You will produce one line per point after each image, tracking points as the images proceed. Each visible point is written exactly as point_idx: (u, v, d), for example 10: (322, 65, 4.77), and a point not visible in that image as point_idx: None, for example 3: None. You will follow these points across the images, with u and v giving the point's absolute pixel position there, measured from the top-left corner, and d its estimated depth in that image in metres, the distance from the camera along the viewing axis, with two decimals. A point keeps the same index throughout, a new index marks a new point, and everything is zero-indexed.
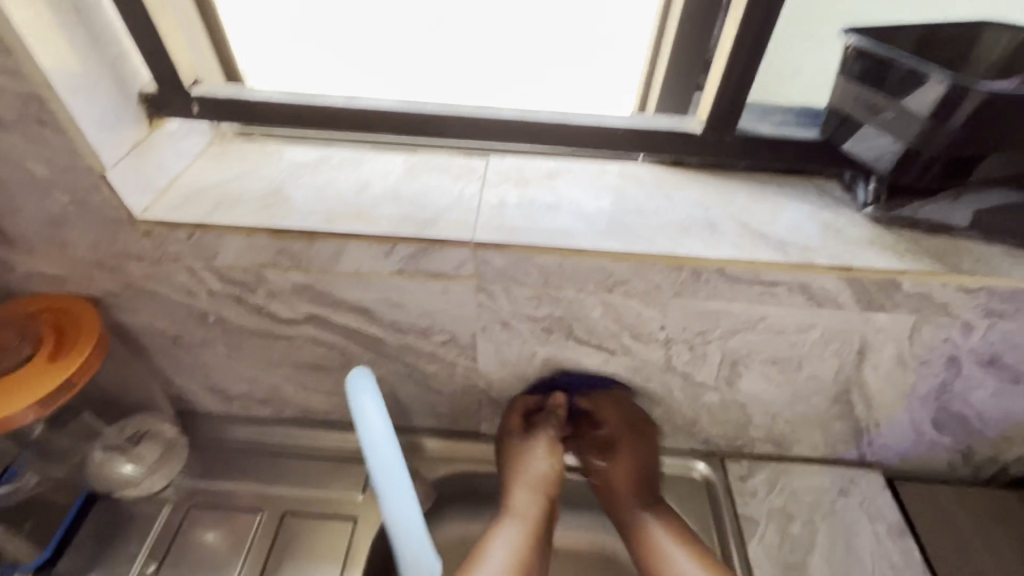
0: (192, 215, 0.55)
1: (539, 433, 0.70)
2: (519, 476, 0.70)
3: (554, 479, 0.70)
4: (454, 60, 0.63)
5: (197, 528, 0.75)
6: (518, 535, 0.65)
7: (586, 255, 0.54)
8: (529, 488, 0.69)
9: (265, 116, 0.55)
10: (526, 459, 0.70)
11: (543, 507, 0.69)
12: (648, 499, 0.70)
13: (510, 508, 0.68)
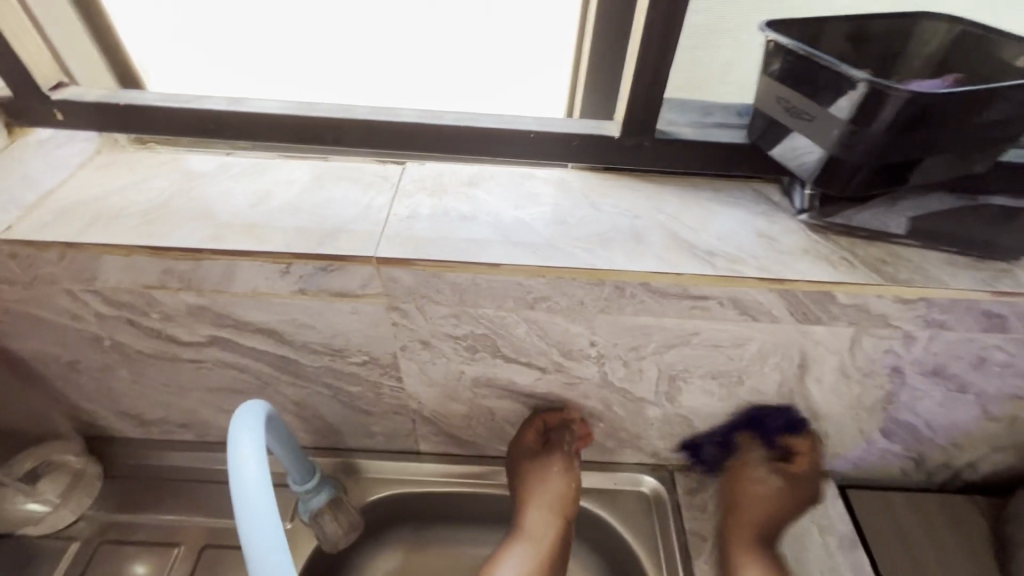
0: (63, 233, 0.49)
1: (554, 457, 0.69)
2: (535, 496, 0.70)
3: (570, 496, 0.71)
4: (365, 55, 0.57)
5: (109, 566, 0.69)
6: (530, 558, 0.68)
7: (500, 271, 0.50)
8: (542, 510, 0.70)
9: (142, 123, 0.49)
10: (545, 480, 0.70)
11: (560, 529, 0.70)
12: (755, 535, 0.71)
13: (523, 528, 0.70)
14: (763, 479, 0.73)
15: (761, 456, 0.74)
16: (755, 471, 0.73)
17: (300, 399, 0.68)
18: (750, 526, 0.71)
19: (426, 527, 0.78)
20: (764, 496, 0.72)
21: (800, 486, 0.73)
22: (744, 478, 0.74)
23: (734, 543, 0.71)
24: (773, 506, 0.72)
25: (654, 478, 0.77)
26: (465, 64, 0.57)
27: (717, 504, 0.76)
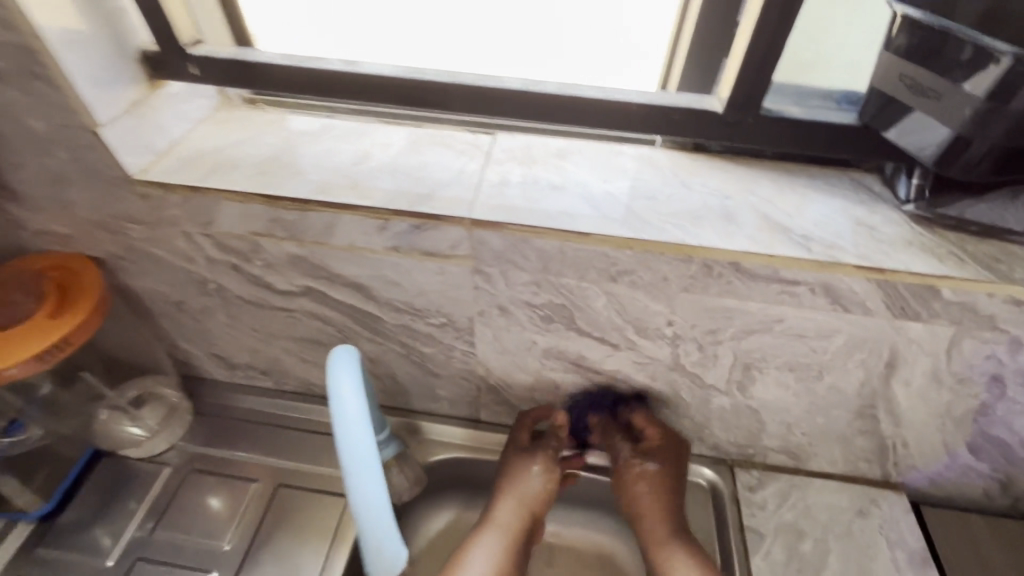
0: (189, 178, 0.54)
1: (535, 456, 0.70)
2: (511, 490, 0.69)
3: (546, 497, 0.69)
4: (470, 9, 0.58)
5: (195, 494, 0.75)
6: (497, 548, 0.65)
7: (588, 241, 0.50)
8: (518, 503, 0.68)
9: (264, 79, 0.53)
10: (523, 477, 0.69)
11: (527, 523, 0.68)
12: (666, 528, 0.64)
13: (494, 519, 0.67)
14: (639, 479, 0.67)
15: (622, 455, 0.69)
16: (637, 464, 0.68)
17: (376, 356, 0.71)
18: (657, 520, 0.65)
19: (479, 493, 0.81)
20: (657, 491, 0.66)
21: (672, 476, 0.67)
22: (628, 482, 0.68)
23: (652, 543, 0.64)
24: (649, 507, 0.66)
25: (712, 471, 0.77)
26: (566, 29, 0.57)
27: (777, 504, 0.75)
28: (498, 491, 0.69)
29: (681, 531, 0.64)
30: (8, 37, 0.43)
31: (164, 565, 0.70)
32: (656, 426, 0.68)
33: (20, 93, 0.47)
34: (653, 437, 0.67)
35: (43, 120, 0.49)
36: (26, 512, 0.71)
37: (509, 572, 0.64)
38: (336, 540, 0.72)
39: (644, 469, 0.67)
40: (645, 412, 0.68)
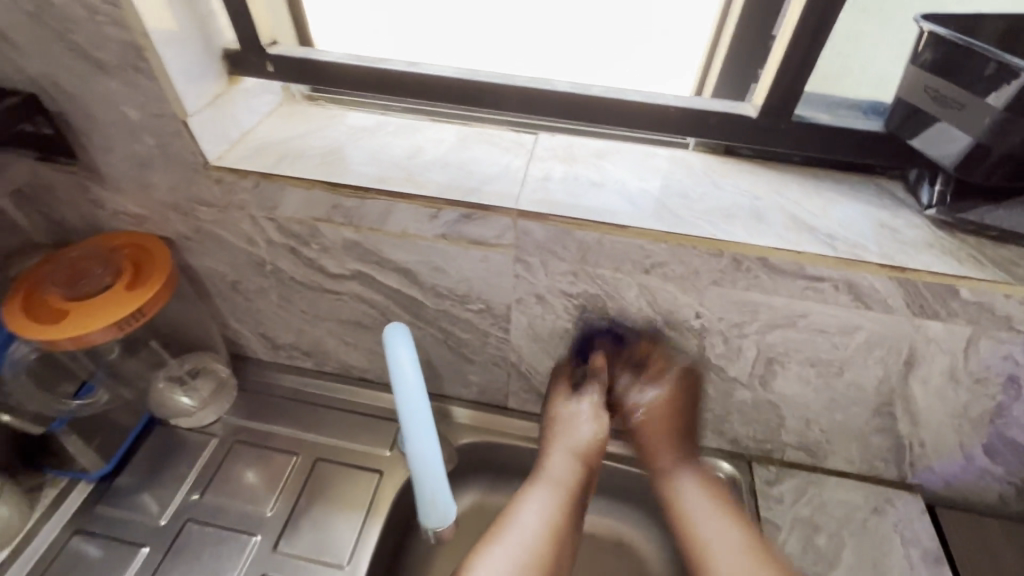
0: (260, 166, 0.59)
1: (585, 408, 0.68)
2: (561, 440, 0.68)
3: (597, 445, 0.67)
4: (520, 18, 0.62)
5: (240, 463, 0.80)
6: (552, 503, 0.63)
7: (626, 233, 0.54)
8: (569, 454, 0.67)
9: (332, 77, 0.58)
10: (571, 427, 0.68)
11: (581, 473, 0.66)
12: (674, 445, 0.68)
13: (549, 473, 0.65)
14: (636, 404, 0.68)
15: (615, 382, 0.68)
16: (636, 394, 0.67)
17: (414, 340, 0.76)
18: (666, 447, 0.68)
19: (505, 477, 0.85)
20: (663, 411, 0.68)
21: (680, 391, 0.67)
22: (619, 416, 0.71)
23: (658, 458, 0.68)
24: (652, 428, 0.68)
25: (730, 465, 0.80)
26: (608, 34, 0.62)
27: (794, 498, 0.77)
28: (548, 443, 0.68)
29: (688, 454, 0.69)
30: (118, 34, 0.49)
31: (212, 526, 0.74)
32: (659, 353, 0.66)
33: (121, 85, 0.52)
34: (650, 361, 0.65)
35: (137, 109, 0.54)
36: (88, 471, 0.76)
37: (566, 528, 0.62)
38: (371, 511, 0.76)
39: (643, 394, 0.67)
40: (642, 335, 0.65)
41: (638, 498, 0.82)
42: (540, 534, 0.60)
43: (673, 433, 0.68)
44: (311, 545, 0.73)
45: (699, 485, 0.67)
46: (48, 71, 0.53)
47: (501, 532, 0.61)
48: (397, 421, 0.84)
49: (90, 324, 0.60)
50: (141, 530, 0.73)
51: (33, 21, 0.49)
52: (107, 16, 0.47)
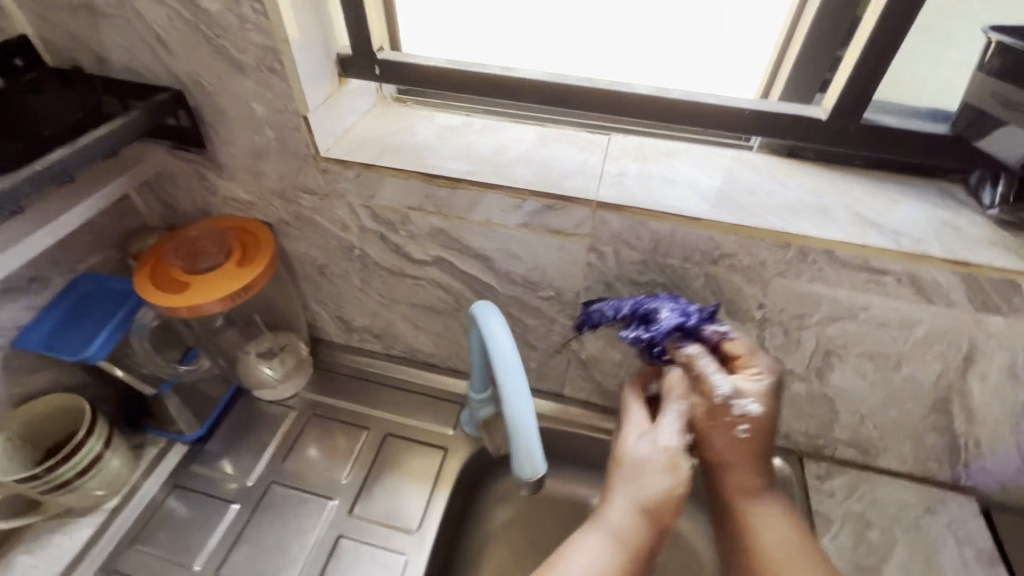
0: (364, 158, 0.66)
1: (645, 432, 0.55)
2: (624, 485, 0.53)
3: (673, 502, 0.51)
4: (600, 29, 0.69)
5: (317, 434, 0.87)
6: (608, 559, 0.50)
7: (698, 224, 0.59)
8: (641, 512, 0.51)
9: (432, 80, 0.64)
10: (642, 470, 0.53)
11: (648, 539, 0.51)
12: (750, 488, 0.54)
13: (609, 523, 0.51)
14: (734, 430, 0.53)
15: (716, 403, 0.53)
16: (741, 406, 0.53)
17: None
18: (749, 472, 0.54)
19: (560, 462, 0.89)
20: (744, 451, 0.54)
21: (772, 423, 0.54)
22: (718, 427, 0.54)
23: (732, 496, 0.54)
24: (728, 465, 0.54)
25: (780, 459, 0.82)
26: (679, 39, 0.68)
27: (845, 493, 0.79)
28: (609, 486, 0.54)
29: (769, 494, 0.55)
30: (261, 39, 0.56)
31: (294, 489, 0.80)
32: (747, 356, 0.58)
33: (254, 83, 0.60)
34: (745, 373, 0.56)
35: (264, 105, 0.62)
36: (183, 434, 0.83)
37: None
38: (437, 484, 0.81)
39: (744, 420, 0.53)
40: (730, 340, 0.58)
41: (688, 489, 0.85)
42: None
43: (759, 457, 0.55)
44: (383, 512, 0.79)
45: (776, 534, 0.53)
46: (192, 70, 0.61)
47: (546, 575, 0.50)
48: (459, 403, 0.90)
49: (197, 300, 0.67)
50: (230, 490, 0.80)
51: (189, 26, 0.57)
52: (254, 23, 0.55)
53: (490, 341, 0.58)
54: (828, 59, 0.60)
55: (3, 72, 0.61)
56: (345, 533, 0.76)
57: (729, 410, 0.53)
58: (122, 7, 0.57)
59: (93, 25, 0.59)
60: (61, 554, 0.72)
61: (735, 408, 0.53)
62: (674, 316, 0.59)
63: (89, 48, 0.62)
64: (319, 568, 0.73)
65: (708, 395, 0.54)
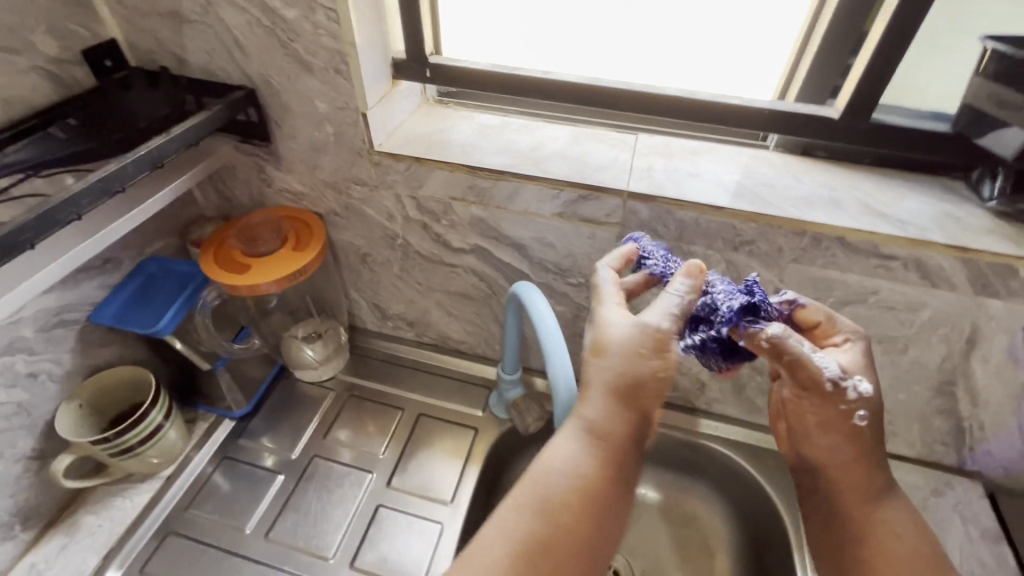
0: (413, 152, 0.72)
1: (628, 320, 0.53)
2: (600, 378, 0.52)
3: (653, 382, 0.52)
4: (630, 36, 0.75)
5: (355, 413, 0.92)
6: (594, 452, 0.52)
7: (721, 213, 0.64)
8: (618, 400, 0.52)
9: (479, 82, 0.71)
10: (623, 357, 0.51)
11: (626, 424, 0.52)
12: (869, 488, 0.56)
13: (590, 421, 0.53)
14: (852, 417, 0.53)
15: (829, 391, 0.52)
16: (852, 390, 0.52)
17: None
18: (864, 472, 0.56)
19: None
20: (859, 445, 0.55)
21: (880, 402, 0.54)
22: (828, 410, 0.53)
23: (852, 499, 0.57)
24: (844, 465, 0.56)
25: None
26: (702, 45, 0.75)
27: None
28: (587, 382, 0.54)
29: (889, 490, 0.57)
30: (331, 43, 0.62)
31: (335, 463, 0.86)
32: (826, 322, 0.57)
33: (319, 82, 0.66)
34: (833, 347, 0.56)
35: (326, 103, 0.68)
36: (232, 410, 0.89)
37: (604, 478, 0.52)
38: (468, 460, 0.86)
39: (859, 403, 0.53)
40: (804, 308, 0.57)
41: (703, 471, 0.90)
42: (572, 482, 0.51)
43: (871, 457, 0.56)
44: (418, 484, 0.84)
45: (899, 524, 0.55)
46: (264, 71, 0.67)
47: (539, 479, 0.52)
48: (487, 387, 0.95)
49: (258, 275, 0.73)
50: (276, 463, 0.85)
51: (265, 31, 0.63)
52: (326, 29, 0.61)
53: (532, 312, 0.65)
54: (839, 65, 0.66)
55: (95, 71, 0.68)
56: (383, 503, 0.81)
57: (844, 398, 0.52)
58: (207, 14, 0.64)
59: (177, 30, 0.66)
60: (123, 516, 0.77)
61: (849, 395, 0.52)
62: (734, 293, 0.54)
63: (171, 50, 0.68)
64: (360, 533, 0.78)
65: (818, 385, 0.52)
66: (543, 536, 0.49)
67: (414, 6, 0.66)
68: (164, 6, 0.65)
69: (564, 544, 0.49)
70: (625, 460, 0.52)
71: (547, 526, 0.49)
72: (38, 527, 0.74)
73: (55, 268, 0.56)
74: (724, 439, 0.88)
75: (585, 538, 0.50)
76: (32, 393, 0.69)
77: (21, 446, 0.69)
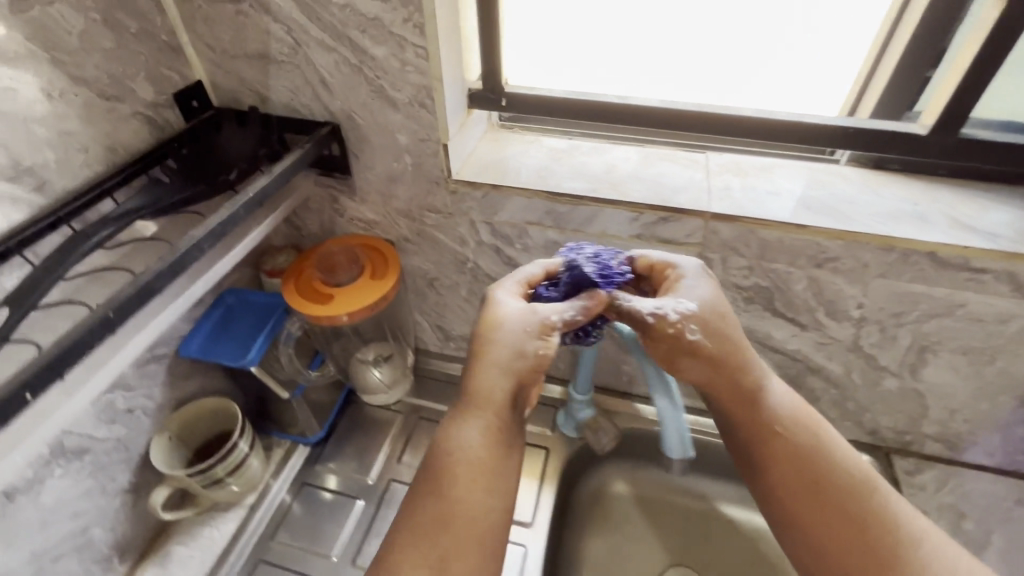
0: (490, 179, 0.73)
1: (513, 301, 0.60)
2: (481, 355, 0.59)
3: (520, 350, 0.58)
4: (697, 56, 0.76)
5: (424, 435, 0.93)
6: (479, 427, 0.57)
7: (806, 232, 0.65)
8: (491, 371, 0.58)
9: (557, 108, 0.72)
10: (501, 329, 0.58)
11: (504, 389, 0.58)
12: (761, 403, 0.59)
13: (468, 396, 0.58)
14: (694, 341, 0.58)
15: (649, 323, 0.57)
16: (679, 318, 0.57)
17: None
18: (753, 392, 0.59)
19: (651, 461, 0.94)
20: (725, 372, 0.59)
21: (716, 320, 0.59)
22: (670, 344, 0.58)
23: (758, 421, 0.59)
24: (733, 393, 0.59)
25: (868, 456, 0.87)
26: (771, 59, 0.75)
27: (936, 487, 0.83)
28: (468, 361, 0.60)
29: (781, 403, 0.60)
30: (419, 79, 0.64)
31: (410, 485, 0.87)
32: (662, 264, 0.64)
33: (403, 116, 0.68)
34: (672, 279, 0.62)
35: (408, 135, 0.70)
36: (306, 436, 0.90)
37: (492, 447, 0.57)
38: (543, 481, 0.87)
39: (693, 325, 0.57)
40: (639, 257, 0.65)
41: None
42: (461, 458, 0.56)
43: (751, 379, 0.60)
44: None
45: (786, 428, 0.59)
46: (348, 107, 0.69)
47: (434, 459, 0.57)
48: (553, 406, 0.96)
49: (357, 299, 0.75)
50: (353, 488, 0.86)
51: (353, 69, 0.65)
52: (414, 66, 0.63)
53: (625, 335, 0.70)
54: (919, 79, 0.66)
55: (184, 113, 0.70)
56: None
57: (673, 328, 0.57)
58: (295, 55, 0.65)
59: (264, 70, 0.68)
60: (211, 547, 0.78)
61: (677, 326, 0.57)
62: (596, 269, 0.62)
63: (254, 89, 0.70)
64: None
65: (641, 322, 0.58)
66: (445, 517, 0.53)
67: (495, 38, 0.67)
68: (252, 48, 0.66)
69: (465, 518, 0.54)
70: (510, 425, 0.58)
71: (443, 505, 0.54)
72: (131, 559, 0.76)
73: (183, 301, 0.55)
74: None
75: (479, 505, 0.54)
76: (129, 427, 0.71)
77: (119, 480, 0.71)
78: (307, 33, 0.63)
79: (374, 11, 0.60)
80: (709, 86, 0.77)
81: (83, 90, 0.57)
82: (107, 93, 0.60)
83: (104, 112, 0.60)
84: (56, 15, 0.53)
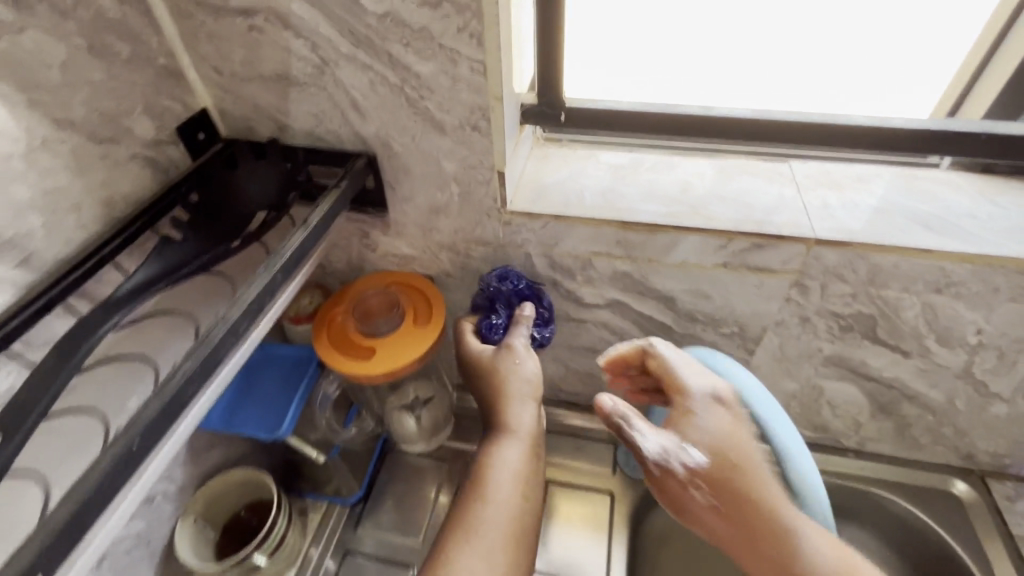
0: (551, 208, 0.63)
1: (510, 353, 0.60)
2: (505, 389, 0.59)
3: (531, 386, 0.60)
4: (776, 52, 0.67)
5: None
6: (517, 453, 0.56)
7: (930, 255, 0.56)
8: (513, 401, 0.58)
9: (627, 121, 0.63)
10: (517, 372, 0.59)
11: (534, 418, 0.59)
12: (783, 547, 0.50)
13: (499, 427, 0.58)
14: (699, 482, 0.52)
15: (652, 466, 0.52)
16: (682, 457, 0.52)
17: None
18: (774, 537, 0.51)
19: None
20: (738, 513, 0.51)
21: (717, 460, 0.52)
22: (674, 488, 0.52)
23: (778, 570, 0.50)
24: (747, 539, 0.51)
25: (964, 481, 0.80)
26: (863, 50, 0.66)
27: None
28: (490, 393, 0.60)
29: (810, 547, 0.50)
30: (473, 99, 0.54)
31: None
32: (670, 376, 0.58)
33: (451, 142, 0.58)
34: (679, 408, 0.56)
35: (456, 162, 0.60)
36: (342, 497, 0.80)
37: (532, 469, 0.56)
38: (612, 531, 0.79)
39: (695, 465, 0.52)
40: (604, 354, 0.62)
41: (855, 513, 0.84)
42: (503, 481, 0.54)
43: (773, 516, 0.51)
44: (561, 563, 0.76)
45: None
46: (384, 132, 0.58)
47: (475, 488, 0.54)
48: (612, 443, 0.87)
49: (402, 354, 0.64)
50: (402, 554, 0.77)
51: (392, 90, 0.55)
52: (468, 83, 0.53)
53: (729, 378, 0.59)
54: None
55: (189, 149, 0.59)
56: None
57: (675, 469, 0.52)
58: (321, 76, 0.55)
59: (283, 94, 0.57)
60: None
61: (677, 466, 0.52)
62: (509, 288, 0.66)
63: (271, 116, 0.59)
64: None
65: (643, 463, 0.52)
66: (488, 519, 0.52)
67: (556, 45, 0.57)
68: (269, 69, 0.55)
69: (516, 526, 0.52)
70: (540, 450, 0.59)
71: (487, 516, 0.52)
72: None
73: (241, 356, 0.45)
74: (884, 481, 0.81)
75: (527, 521, 0.53)
76: (148, 517, 0.61)
77: None
78: (338, 49, 0.53)
79: (422, 20, 0.49)
80: (792, 85, 0.67)
81: (70, 135, 0.47)
82: (99, 135, 0.49)
83: (97, 159, 0.49)
84: (30, 45, 0.43)
